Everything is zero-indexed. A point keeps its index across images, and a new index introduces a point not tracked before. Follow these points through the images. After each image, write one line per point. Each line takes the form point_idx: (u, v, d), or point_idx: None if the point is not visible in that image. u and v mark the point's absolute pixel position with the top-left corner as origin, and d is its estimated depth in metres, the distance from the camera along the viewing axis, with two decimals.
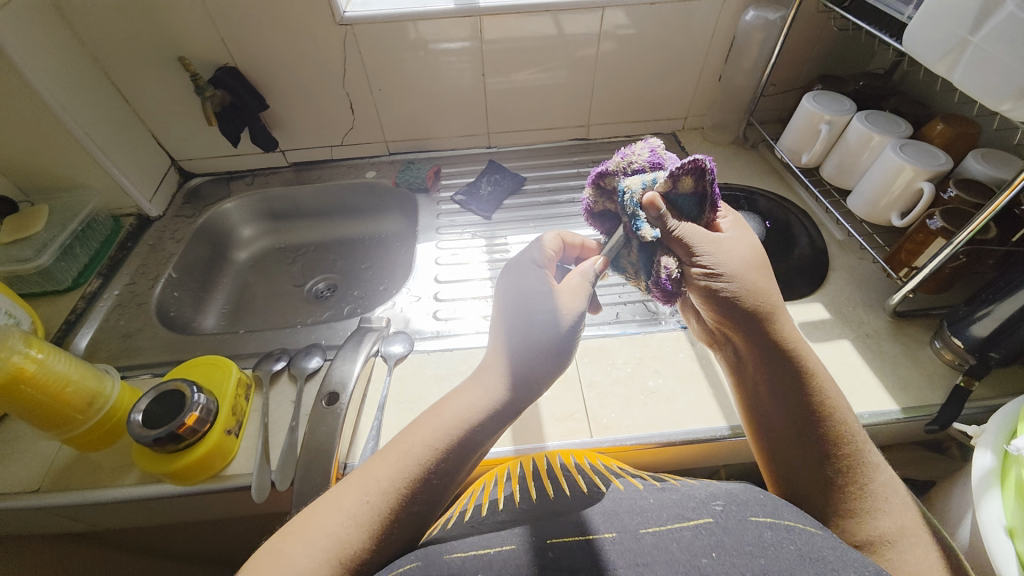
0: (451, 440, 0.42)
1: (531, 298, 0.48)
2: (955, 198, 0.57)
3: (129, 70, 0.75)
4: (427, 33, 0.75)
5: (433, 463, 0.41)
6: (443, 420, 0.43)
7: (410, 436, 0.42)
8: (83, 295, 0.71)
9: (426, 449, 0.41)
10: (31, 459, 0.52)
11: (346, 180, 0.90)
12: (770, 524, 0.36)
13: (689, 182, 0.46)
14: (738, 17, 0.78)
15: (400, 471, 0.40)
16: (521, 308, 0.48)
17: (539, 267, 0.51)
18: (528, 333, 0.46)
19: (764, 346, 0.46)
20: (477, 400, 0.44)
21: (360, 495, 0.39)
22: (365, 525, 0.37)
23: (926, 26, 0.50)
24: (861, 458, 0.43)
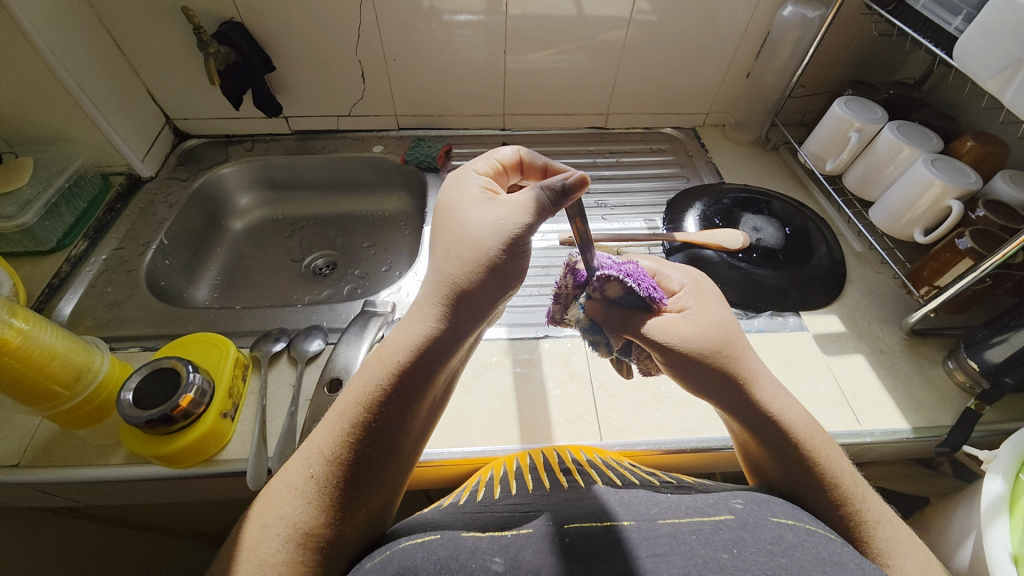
0: (387, 393, 0.37)
1: (466, 207, 0.40)
2: (983, 219, 0.56)
3: (125, 17, 0.69)
4: (444, 2, 0.71)
5: (361, 422, 0.36)
6: (372, 374, 0.38)
7: (343, 396, 0.38)
8: (68, 258, 0.67)
9: (355, 405, 0.37)
10: (9, 432, 0.49)
11: (352, 153, 0.86)
12: (792, 526, 0.35)
13: (615, 287, 0.44)
14: (775, 12, 0.75)
15: (338, 437, 0.36)
16: (458, 217, 0.40)
17: (478, 176, 0.44)
18: (461, 247, 0.38)
19: (720, 393, 0.42)
20: (408, 336, 0.38)
21: (302, 469, 0.36)
22: (310, 499, 0.35)
23: (982, 40, 0.49)
24: (854, 493, 0.39)
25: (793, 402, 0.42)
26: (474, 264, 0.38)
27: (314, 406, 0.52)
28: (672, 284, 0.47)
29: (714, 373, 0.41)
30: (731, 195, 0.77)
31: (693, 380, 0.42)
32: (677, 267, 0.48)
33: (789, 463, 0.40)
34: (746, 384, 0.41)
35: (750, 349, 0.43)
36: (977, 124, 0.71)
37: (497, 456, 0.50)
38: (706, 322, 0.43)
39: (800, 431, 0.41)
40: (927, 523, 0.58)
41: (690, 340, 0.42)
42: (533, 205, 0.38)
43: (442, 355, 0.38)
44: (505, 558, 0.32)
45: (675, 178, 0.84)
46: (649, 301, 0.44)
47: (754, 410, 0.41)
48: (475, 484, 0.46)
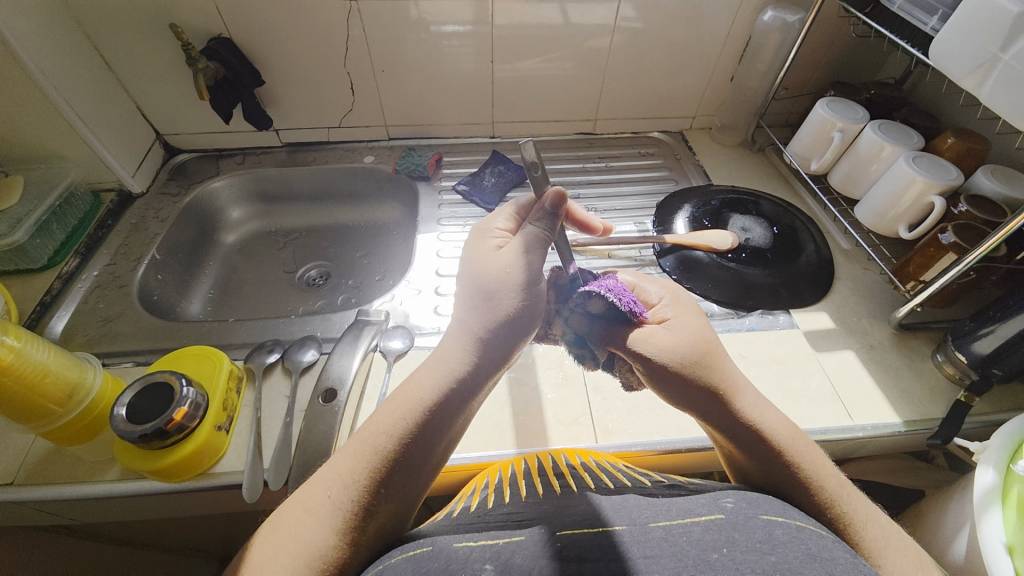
0: (414, 426, 0.39)
1: (490, 258, 0.45)
2: (966, 213, 0.57)
3: (114, 34, 0.70)
4: (432, 13, 0.72)
5: (390, 453, 0.38)
6: (400, 409, 0.39)
7: (366, 428, 0.39)
8: (60, 275, 0.67)
9: (385, 438, 0.38)
10: (2, 451, 0.49)
11: (343, 164, 0.87)
12: (781, 523, 0.35)
13: (598, 303, 0.45)
14: (756, 17, 0.77)
15: (362, 464, 0.37)
16: (487, 263, 0.45)
17: (499, 233, 0.49)
18: (491, 288, 0.43)
19: (704, 406, 0.42)
20: (431, 375, 0.41)
21: (322, 492, 0.36)
22: (328, 522, 0.35)
23: (956, 40, 0.50)
24: (840, 492, 0.40)
25: (771, 408, 0.43)
26: (506, 296, 0.43)
27: (309, 416, 0.52)
28: (651, 296, 0.49)
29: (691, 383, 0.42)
30: (719, 196, 0.78)
31: (672, 390, 0.43)
32: (657, 281, 0.50)
33: (770, 467, 0.40)
34: (728, 394, 0.42)
35: (728, 358, 0.45)
36: (957, 121, 0.73)
37: (493, 461, 0.50)
38: (683, 334, 0.44)
39: (780, 438, 0.41)
40: (923, 515, 0.58)
41: (668, 350, 0.43)
42: (540, 235, 0.46)
43: (475, 383, 0.42)
44: (497, 564, 0.32)
45: (664, 181, 0.85)
46: (632, 313, 0.45)
47: (732, 416, 0.42)
48: (471, 493, 0.46)
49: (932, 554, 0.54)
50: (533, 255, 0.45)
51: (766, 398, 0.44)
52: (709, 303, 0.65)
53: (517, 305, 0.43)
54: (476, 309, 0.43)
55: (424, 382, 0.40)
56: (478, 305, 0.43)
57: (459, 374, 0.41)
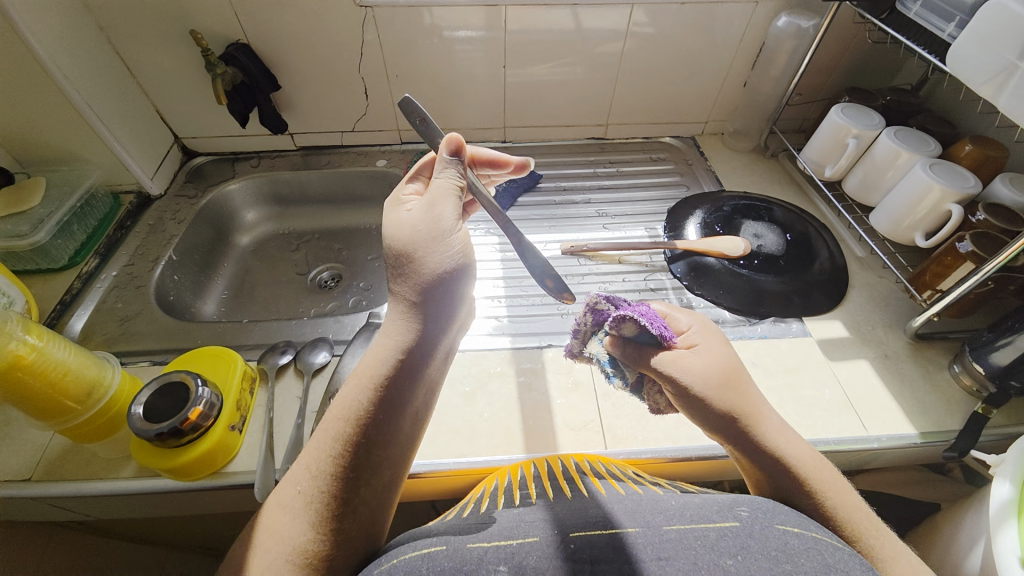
0: (369, 402, 0.39)
1: (405, 221, 0.45)
2: (984, 222, 0.56)
3: (135, 39, 0.71)
4: (445, 19, 0.73)
5: (349, 439, 0.38)
6: (356, 390, 0.40)
7: (327, 416, 0.40)
8: (80, 275, 0.69)
9: (340, 424, 0.38)
10: (21, 447, 0.50)
11: (356, 168, 0.88)
12: (798, 534, 0.35)
13: (630, 326, 0.46)
14: (771, 22, 0.76)
15: (324, 453, 0.38)
16: (401, 224, 0.45)
17: (411, 196, 0.49)
18: (410, 244, 0.43)
19: (730, 432, 0.42)
20: (379, 352, 0.41)
21: (291, 488, 0.38)
22: (303, 518, 0.36)
23: (975, 47, 0.50)
24: (863, 526, 0.39)
25: (796, 437, 0.43)
26: (428, 251, 0.43)
27: (320, 418, 0.52)
28: (680, 323, 0.48)
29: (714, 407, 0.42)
30: (731, 202, 0.78)
31: (695, 412, 0.43)
32: (686, 310, 0.50)
33: (790, 496, 0.40)
34: (753, 420, 0.42)
35: (753, 386, 0.44)
36: (975, 128, 0.72)
37: (502, 465, 0.50)
38: (710, 360, 0.44)
39: (805, 468, 0.40)
40: (938, 529, 0.57)
41: (693, 373, 0.43)
42: (449, 185, 0.46)
43: (422, 354, 0.42)
44: (510, 565, 0.32)
45: (676, 186, 0.85)
46: (661, 338, 0.45)
47: (757, 443, 0.41)
48: (481, 494, 0.46)
49: (948, 568, 0.53)
50: (442, 205, 0.45)
51: (790, 426, 0.44)
52: (721, 310, 0.65)
53: (444, 262, 0.43)
54: (404, 273, 0.43)
55: (374, 361, 0.41)
56: (403, 267, 0.43)
57: (404, 345, 0.42)
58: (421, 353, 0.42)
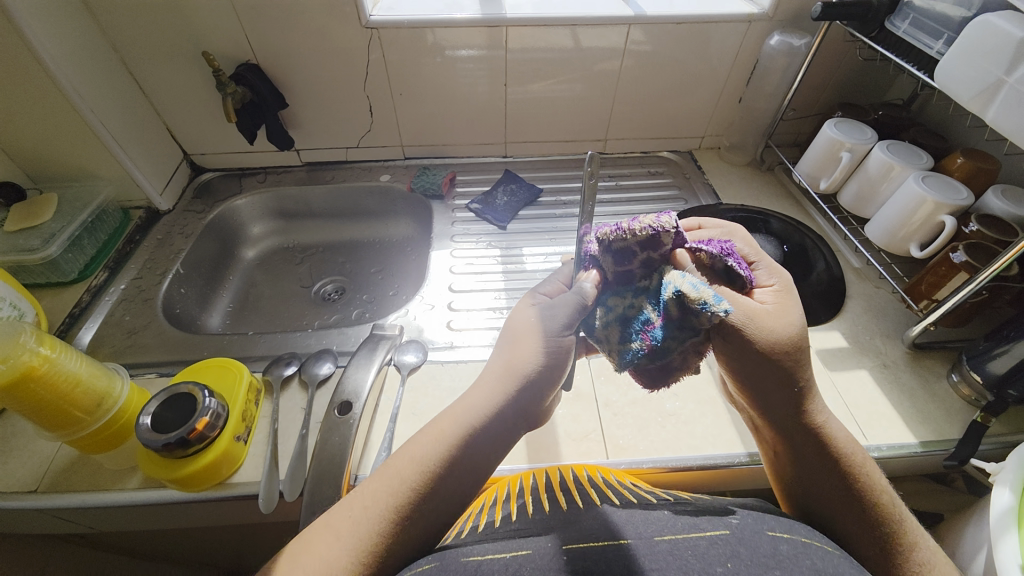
0: (442, 458, 0.40)
1: (539, 310, 0.45)
2: (976, 233, 0.57)
3: (148, 60, 0.74)
4: (447, 39, 0.75)
5: (421, 484, 0.39)
6: (428, 440, 0.40)
7: (397, 456, 0.41)
8: (89, 288, 0.70)
9: (413, 469, 0.39)
10: (28, 458, 0.51)
11: (360, 183, 0.89)
12: (788, 539, 0.35)
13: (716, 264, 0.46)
14: (764, 41, 0.79)
15: (388, 489, 0.39)
16: (523, 322, 0.44)
17: (545, 296, 0.48)
18: (521, 336, 0.43)
19: (777, 398, 0.41)
20: (464, 412, 0.41)
21: (348, 514, 0.38)
22: (351, 545, 0.36)
23: (960, 64, 0.51)
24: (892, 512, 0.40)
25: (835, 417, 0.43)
26: (527, 344, 0.43)
27: (324, 428, 0.52)
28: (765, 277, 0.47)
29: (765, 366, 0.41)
30: (729, 214, 0.79)
31: (744, 367, 0.42)
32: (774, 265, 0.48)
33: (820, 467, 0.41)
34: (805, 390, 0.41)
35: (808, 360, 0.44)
36: (966, 142, 0.73)
37: (503, 475, 0.51)
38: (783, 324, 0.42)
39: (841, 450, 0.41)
40: (940, 539, 0.57)
41: (761, 331, 0.41)
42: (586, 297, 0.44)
43: (511, 427, 0.42)
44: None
45: (674, 200, 0.87)
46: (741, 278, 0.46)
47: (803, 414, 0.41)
48: (479, 511, 0.46)
49: None
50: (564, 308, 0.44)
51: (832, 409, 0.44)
52: None
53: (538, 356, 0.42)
54: (503, 360, 0.43)
55: (457, 417, 0.41)
56: (506, 348, 0.44)
57: (480, 420, 0.41)
58: (496, 434, 0.41)
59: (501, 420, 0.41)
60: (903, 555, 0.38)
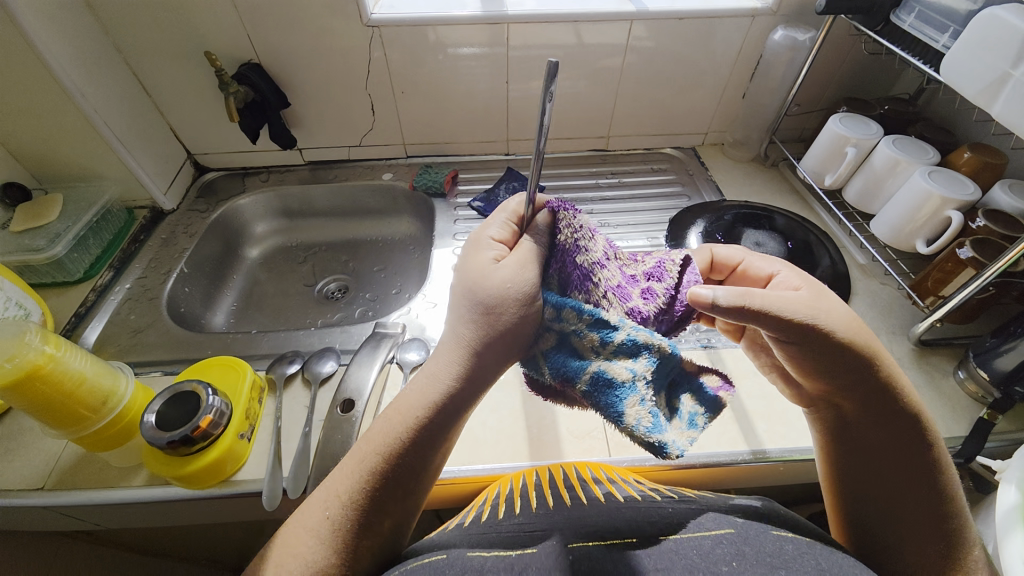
0: (404, 442, 0.39)
1: (500, 270, 0.41)
2: (983, 228, 0.56)
3: (151, 61, 0.74)
4: (449, 37, 0.75)
5: (381, 472, 0.38)
6: (387, 423, 0.40)
7: (360, 444, 0.40)
8: (94, 287, 0.71)
9: (375, 457, 0.39)
10: (35, 456, 0.51)
11: (362, 181, 0.90)
12: (792, 539, 0.35)
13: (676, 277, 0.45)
14: (768, 36, 0.78)
15: (356, 482, 0.38)
16: (489, 277, 0.41)
17: (495, 244, 0.44)
18: (491, 302, 0.40)
19: (862, 389, 0.41)
20: (426, 390, 0.40)
21: (320, 511, 0.38)
22: (327, 542, 0.37)
23: (966, 58, 0.51)
24: (961, 504, 0.41)
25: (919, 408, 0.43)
26: (506, 310, 0.40)
27: (327, 426, 0.53)
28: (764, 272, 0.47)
29: (864, 362, 0.40)
30: (732, 211, 0.79)
31: (827, 363, 0.40)
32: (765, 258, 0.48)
33: (900, 455, 0.41)
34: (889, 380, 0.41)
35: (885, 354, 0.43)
36: (972, 136, 0.73)
37: (505, 473, 0.51)
38: (844, 317, 0.41)
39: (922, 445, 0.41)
40: None
41: (829, 321, 0.39)
42: (538, 252, 0.42)
43: (472, 392, 0.41)
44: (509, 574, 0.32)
45: (677, 196, 0.86)
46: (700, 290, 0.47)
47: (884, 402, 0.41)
48: (482, 503, 0.47)
49: None
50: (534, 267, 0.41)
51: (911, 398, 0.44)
52: None
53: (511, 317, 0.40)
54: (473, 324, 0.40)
55: (417, 399, 0.40)
56: (478, 316, 0.40)
57: (449, 391, 0.40)
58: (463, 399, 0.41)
59: (462, 389, 0.40)
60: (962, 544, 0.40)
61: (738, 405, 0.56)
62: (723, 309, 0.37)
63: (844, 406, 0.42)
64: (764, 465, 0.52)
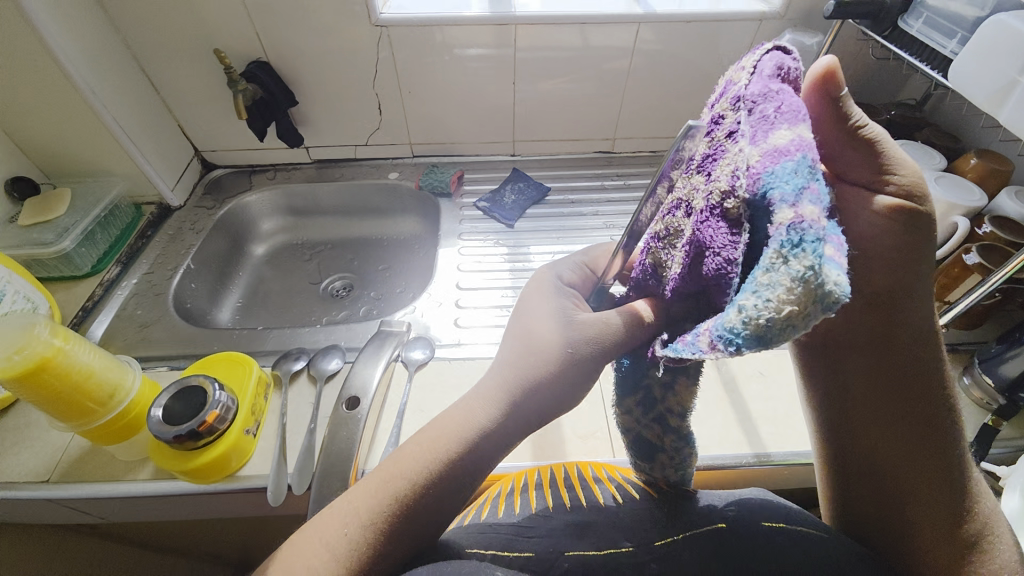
0: (431, 475, 0.37)
1: (557, 317, 0.38)
2: (990, 234, 0.57)
3: (160, 57, 0.75)
4: (456, 38, 0.75)
5: (405, 500, 0.37)
6: (419, 450, 0.38)
7: (386, 464, 0.39)
8: (101, 282, 0.71)
9: (400, 483, 0.37)
10: (43, 447, 0.52)
11: (369, 180, 0.90)
12: (781, 530, 0.42)
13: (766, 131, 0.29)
14: (775, 40, 0.78)
15: (377, 506, 0.37)
16: (542, 323, 0.38)
17: (565, 285, 0.41)
18: (533, 351, 0.37)
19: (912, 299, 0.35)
20: (466, 420, 0.38)
21: (338, 527, 0.37)
22: (342, 561, 0.36)
23: (975, 65, 0.51)
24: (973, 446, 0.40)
25: None
26: (549, 362, 0.37)
27: (332, 423, 0.53)
28: None
29: (915, 276, 0.34)
30: None
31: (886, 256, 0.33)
32: None
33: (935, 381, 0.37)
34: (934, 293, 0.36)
35: None
36: (979, 143, 0.73)
37: (509, 473, 0.50)
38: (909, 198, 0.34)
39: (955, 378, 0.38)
40: None
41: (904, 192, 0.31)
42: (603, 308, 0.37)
43: (512, 435, 0.38)
44: None
45: None
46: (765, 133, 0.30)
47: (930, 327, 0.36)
48: (488, 503, 0.47)
49: None
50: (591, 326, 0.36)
51: None
52: None
53: (562, 373, 0.37)
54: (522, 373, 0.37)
55: (451, 431, 0.38)
56: (523, 359, 0.38)
57: (489, 425, 0.38)
58: (505, 434, 0.38)
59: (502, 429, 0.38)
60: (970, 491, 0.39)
61: (741, 408, 0.56)
62: (846, 110, 0.29)
63: (870, 362, 0.38)
64: (767, 468, 0.52)
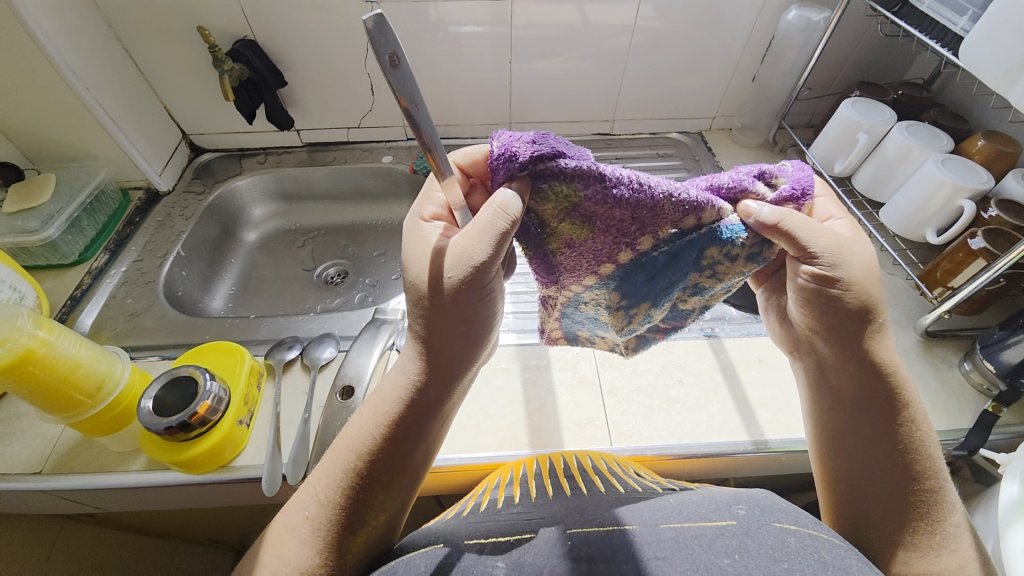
0: (380, 439, 0.39)
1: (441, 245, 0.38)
2: (996, 219, 0.55)
3: (143, 35, 0.72)
4: (451, 14, 0.72)
5: (359, 470, 0.38)
6: (364, 423, 0.40)
7: (338, 445, 0.40)
8: (89, 270, 0.70)
9: (349, 454, 0.39)
10: (33, 440, 0.51)
11: (362, 164, 0.88)
12: (794, 531, 0.35)
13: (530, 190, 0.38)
14: (781, 16, 0.75)
15: (334, 483, 0.38)
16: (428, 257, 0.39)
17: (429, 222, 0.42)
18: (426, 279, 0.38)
19: (845, 337, 0.41)
20: (392, 390, 0.40)
21: (300, 511, 0.38)
22: (307, 540, 0.37)
23: (986, 43, 0.49)
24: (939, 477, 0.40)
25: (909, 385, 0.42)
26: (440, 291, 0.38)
27: (327, 413, 0.52)
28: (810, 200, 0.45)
29: (846, 315, 0.40)
30: None
31: (828, 308, 0.40)
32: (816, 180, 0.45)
33: (870, 406, 0.41)
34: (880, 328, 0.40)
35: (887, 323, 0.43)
36: (987, 124, 0.71)
37: (506, 461, 0.50)
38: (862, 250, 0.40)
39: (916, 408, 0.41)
40: None
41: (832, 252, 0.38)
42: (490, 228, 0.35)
43: (442, 385, 0.40)
44: (508, 561, 0.32)
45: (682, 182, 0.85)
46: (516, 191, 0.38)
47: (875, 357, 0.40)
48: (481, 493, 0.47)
49: None
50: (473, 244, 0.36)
51: None
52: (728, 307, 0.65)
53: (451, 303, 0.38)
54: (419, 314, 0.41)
55: (390, 396, 0.40)
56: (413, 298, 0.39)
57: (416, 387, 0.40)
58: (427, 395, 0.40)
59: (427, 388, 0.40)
60: (929, 513, 0.39)
61: (740, 396, 0.55)
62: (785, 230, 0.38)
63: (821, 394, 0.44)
64: (765, 455, 0.52)
